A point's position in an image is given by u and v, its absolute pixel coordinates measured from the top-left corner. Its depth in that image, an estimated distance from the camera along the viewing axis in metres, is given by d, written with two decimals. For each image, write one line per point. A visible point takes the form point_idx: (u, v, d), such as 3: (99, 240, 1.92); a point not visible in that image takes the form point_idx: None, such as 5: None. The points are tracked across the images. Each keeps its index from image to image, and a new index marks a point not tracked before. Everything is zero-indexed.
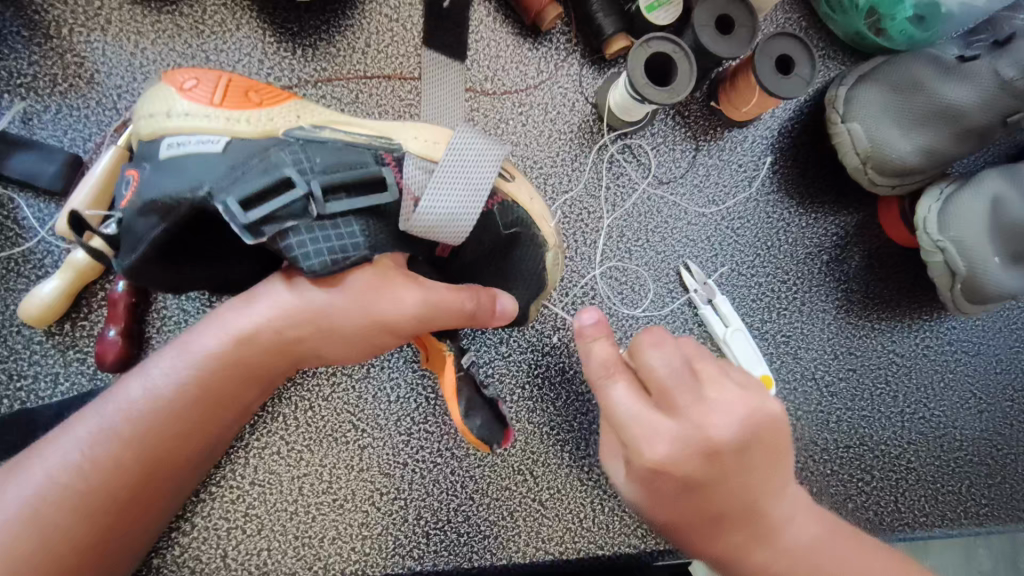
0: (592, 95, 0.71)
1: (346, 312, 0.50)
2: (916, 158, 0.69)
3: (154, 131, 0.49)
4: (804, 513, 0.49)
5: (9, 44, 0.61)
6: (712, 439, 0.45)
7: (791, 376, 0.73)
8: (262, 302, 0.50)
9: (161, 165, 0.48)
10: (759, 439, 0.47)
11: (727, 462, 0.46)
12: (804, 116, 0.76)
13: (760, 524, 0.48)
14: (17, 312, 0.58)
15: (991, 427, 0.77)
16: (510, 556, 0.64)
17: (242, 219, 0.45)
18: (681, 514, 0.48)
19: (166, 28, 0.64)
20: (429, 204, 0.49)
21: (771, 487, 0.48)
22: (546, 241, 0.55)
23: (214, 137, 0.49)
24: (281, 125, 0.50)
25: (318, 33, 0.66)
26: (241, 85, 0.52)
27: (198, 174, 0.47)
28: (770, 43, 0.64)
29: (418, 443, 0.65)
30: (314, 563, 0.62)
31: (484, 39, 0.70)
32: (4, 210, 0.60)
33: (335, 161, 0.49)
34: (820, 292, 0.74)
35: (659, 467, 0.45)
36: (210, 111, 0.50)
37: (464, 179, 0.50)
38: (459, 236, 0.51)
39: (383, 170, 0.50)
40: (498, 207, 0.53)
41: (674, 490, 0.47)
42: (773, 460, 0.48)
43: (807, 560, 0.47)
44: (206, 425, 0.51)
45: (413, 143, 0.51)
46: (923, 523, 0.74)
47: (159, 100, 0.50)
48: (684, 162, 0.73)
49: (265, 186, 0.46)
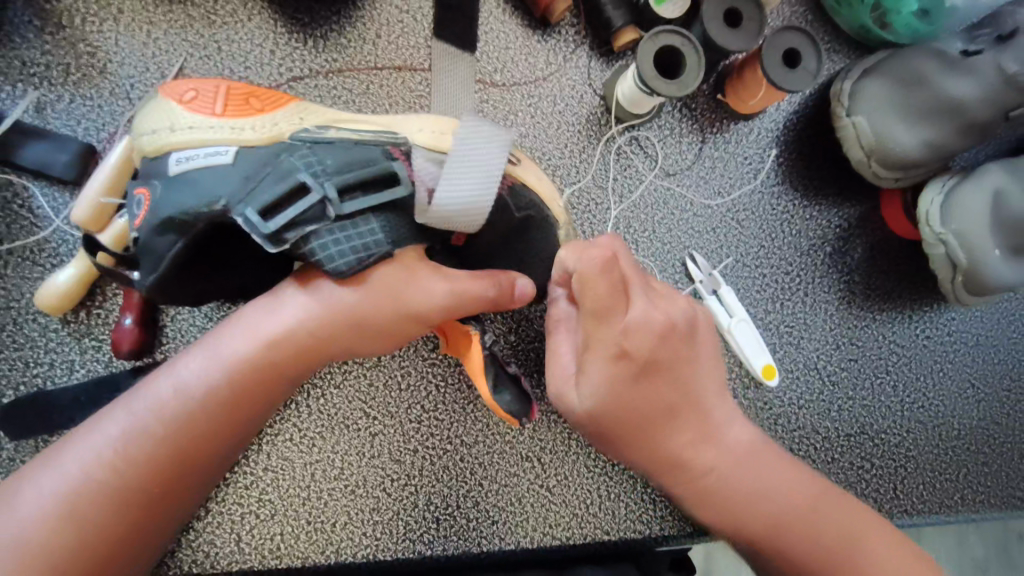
0: (600, 87, 0.72)
1: (375, 311, 0.51)
2: (919, 152, 0.70)
3: (160, 147, 0.50)
4: (751, 429, 0.55)
5: (21, 34, 0.61)
6: (664, 319, 0.51)
7: (794, 365, 0.74)
8: (292, 305, 0.51)
9: (172, 181, 0.48)
10: (697, 335, 0.54)
11: (675, 347, 0.51)
12: (809, 109, 0.77)
13: (716, 429, 0.53)
14: (33, 300, 0.59)
15: (988, 416, 0.78)
16: (518, 540, 0.66)
17: (265, 229, 0.46)
18: (637, 410, 0.51)
19: (178, 18, 0.64)
20: (444, 193, 0.50)
21: (719, 396, 0.54)
22: (555, 219, 0.56)
23: (221, 147, 0.49)
24: (284, 129, 0.51)
25: (329, 23, 0.67)
26: (240, 92, 0.53)
27: (212, 186, 0.47)
28: (777, 37, 0.65)
29: (428, 430, 0.66)
30: (327, 547, 0.63)
31: (493, 31, 0.70)
32: (19, 199, 0.60)
33: (346, 160, 0.49)
34: (822, 283, 0.75)
35: (625, 348, 0.50)
36: (215, 122, 0.50)
37: (477, 167, 0.51)
38: (474, 223, 0.52)
39: (393, 164, 0.50)
40: (508, 194, 0.54)
41: (633, 381, 0.50)
42: (712, 364, 0.54)
43: (760, 464, 0.53)
44: (235, 422, 0.51)
45: (419, 135, 0.52)
46: (920, 509, 0.75)
47: (159, 115, 0.51)
48: (691, 154, 0.74)
49: (283, 194, 0.47)
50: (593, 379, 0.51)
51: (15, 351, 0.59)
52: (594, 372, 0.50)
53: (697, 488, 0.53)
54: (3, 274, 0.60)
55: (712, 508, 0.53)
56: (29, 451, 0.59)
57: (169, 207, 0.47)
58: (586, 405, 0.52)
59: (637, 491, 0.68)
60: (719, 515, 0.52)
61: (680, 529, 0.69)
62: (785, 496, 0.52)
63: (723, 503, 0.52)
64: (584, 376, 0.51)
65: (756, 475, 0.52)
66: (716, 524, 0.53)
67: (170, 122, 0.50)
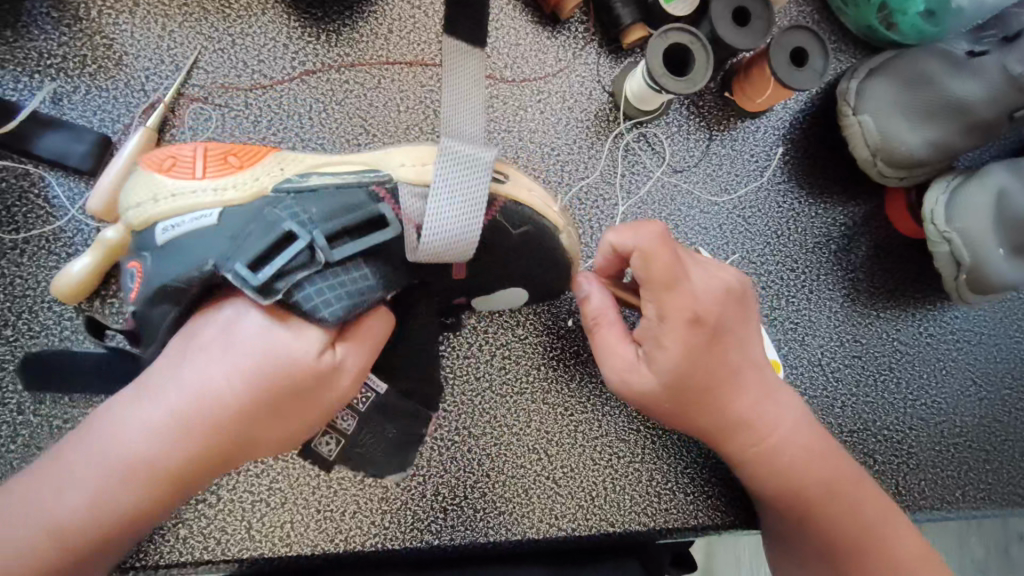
0: (609, 84, 0.73)
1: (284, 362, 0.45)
2: (925, 152, 0.70)
3: (143, 218, 0.48)
4: (789, 392, 0.62)
5: (38, 26, 0.62)
6: (723, 289, 0.57)
7: (798, 361, 0.75)
8: (189, 371, 0.44)
9: (160, 253, 0.47)
10: (746, 301, 0.59)
11: (733, 315, 0.57)
12: (816, 108, 0.77)
13: (766, 392, 0.59)
14: (49, 288, 0.60)
15: (990, 414, 0.79)
16: (524, 531, 0.66)
17: (255, 282, 0.44)
18: (709, 375, 0.56)
19: (193, 11, 0.65)
20: (430, 229, 0.48)
21: (765, 362, 0.61)
22: (556, 226, 0.55)
23: (206, 211, 0.48)
24: (267, 183, 0.49)
25: (342, 18, 0.67)
26: (218, 151, 0.51)
27: (198, 256, 0.46)
28: (785, 36, 0.66)
29: (436, 421, 0.67)
30: (336, 536, 0.64)
31: (504, 27, 0.71)
32: (36, 189, 0.61)
33: (333, 208, 0.48)
34: (827, 280, 0.76)
35: (701, 316, 0.55)
36: (196, 184, 0.49)
37: (462, 199, 0.49)
38: (466, 253, 0.50)
39: (380, 206, 0.49)
40: (501, 211, 0.52)
41: (705, 348, 0.55)
42: (755, 329, 0.60)
43: (804, 426, 0.60)
44: (156, 498, 0.43)
45: (405, 171, 0.51)
46: (923, 505, 0.75)
47: (139, 186, 0.49)
48: (698, 152, 0.74)
49: (270, 244, 0.45)
50: (669, 350, 0.55)
51: (31, 338, 0.60)
52: (672, 343, 0.55)
53: (755, 446, 0.59)
54: (19, 262, 0.60)
55: (767, 464, 0.59)
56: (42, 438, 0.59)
57: (164, 278, 0.47)
58: (660, 374, 0.56)
59: (641, 484, 0.69)
60: (776, 472, 0.59)
61: (684, 522, 0.69)
62: (823, 451, 0.60)
63: (780, 460, 0.59)
64: (655, 347, 0.56)
65: (802, 430, 0.60)
66: (769, 479, 0.60)
67: (153, 191, 0.49)
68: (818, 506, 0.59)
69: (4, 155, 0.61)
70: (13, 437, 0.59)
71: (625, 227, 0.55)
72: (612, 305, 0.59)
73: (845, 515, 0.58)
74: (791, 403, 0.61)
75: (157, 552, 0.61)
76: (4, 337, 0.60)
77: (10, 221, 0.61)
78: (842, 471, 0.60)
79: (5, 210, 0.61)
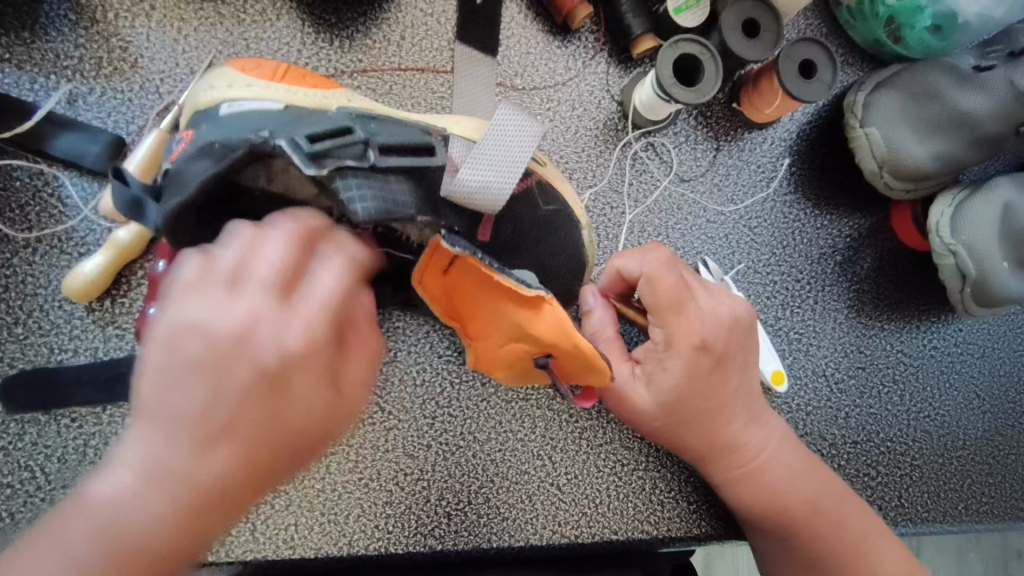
0: (618, 93, 0.73)
1: (290, 419, 0.37)
2: (931, 163, 0.71)
3: (213, 98, 0.50)
4: (776, 417, 0.63)
5: (56, 27, 0.63)
6: (733, 318, 0.58)
7: (802, 371, 0.75)
8: (167, 439, 0.34)
9: (220, 121, 0.48)
10: (748, 331, 0.60)
11: (736, 343, 0.58)
12: (823, 120, 0.78)
13: (756, 414, 0.61)
14: (60, 287, 0.60)
15: (992, 427, 0.79)
16: (528, 537, 0.66)
17: (306, 149, 0.45)
18: (702, 400, 0.57)
19: (208, 15, 0.65)
20: (471, 170, 0.49)
21: (756, 388, 0.61)
22: (579, 216, 0.58)
23: (272, 102, 0.50)
24: (333, 101, 0.52)
25: (355, 24, 0.68)
26: (296, 71, 0.55)
27: (261, 124, 0.47)
28: (793, 48, 0.66)
29: (442, 426, 0.67)
30: (340, 540, 0.63)
31: (515, 35, 0.72)
32: (49, 188, 0.62)
33: (390, 127, 0.50)
34: (832, 291, 0.76)
35: (706, 343, 0.56)
36: (271, 83, 0.52)
37: (502, 152, 0.50)
38: (495, 207, 0.50)
39: (432, 139, 0.51)
40: (536, 187, 0.54)
41: (708, 373, 0.57)
42: (754, 355, 0.61)
43: (790, 451, 0.61)
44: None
45: (455, 127, 0.54)
46: (925, 518, 0.75)
47: (217, 77, 0.52)
48: (705, 161, 0.75)
49: (330, 129, 0.47)
50: (672, 374, 0.56)
51: (41, 337, 0.60)
52: (674, 368, 0.56)
53: (744, 465, 0.60)
54: (31, 261, 0.61)
55: (755, 484, 0.60)
56: (49, 436, 0.59)
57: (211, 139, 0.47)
58: (658, 396, 0.57)
59: (645, 491, 0.69)
60: (767, 493, 0.60)
61: (687, 531, 0.70)
62: (808, 471, 0.61)
63: (767, 481, 0.60)
64: (659, 369, 0.57)
65: (788, 451, 0.61)
66: (756, 499, 0.60)
67: (228, 81, 0.51)
68: (801, 527, 0.60)
69: (20, 155, 0.61)
70: (21, 435, 0.59)
71: (636, 253, 0.59)
72: (612, 323, 0.60)
73: (829, 531, 0.60)
74: (777, 426, 0.62)
75: None
76: (14, 335, 0.60)
77: (23, 220, 0.61)
78: (827, 490, 0.61)
79: (19, 209, 0.61)
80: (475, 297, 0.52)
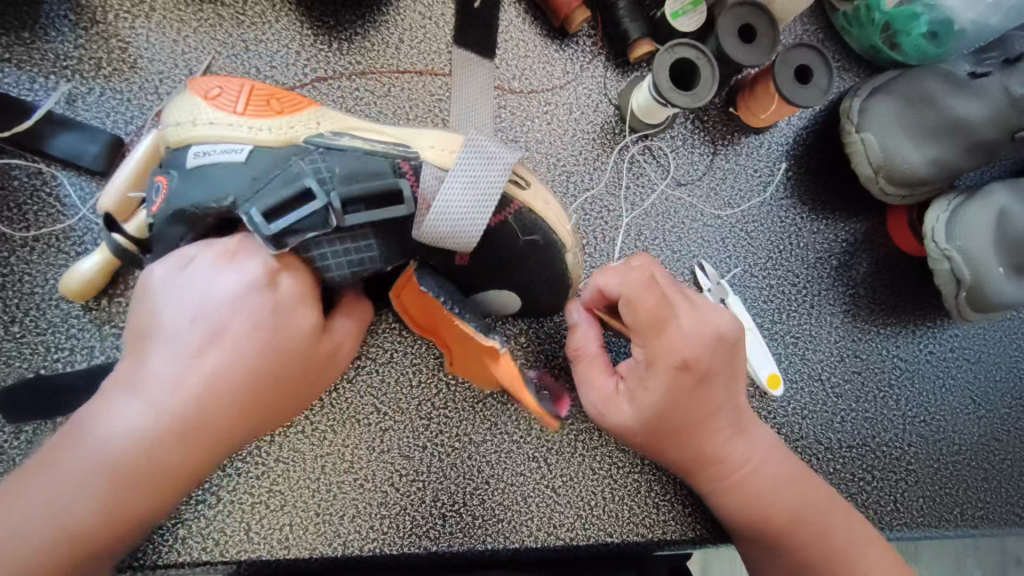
0: (615, 97, 0.74)
1: (282, 319, 0.48)
2: (927, 169, 0.71)
3: (182, 139, 0.51)
4: (762, 429, 0.63)
5: (56, 27, 0.63)
6: (717, 335, 0.58)
7: (798, 375, 0.75)
8: (200, 323, 0.46)
9: (187, 175, 0.50)
10: (735, 346, 0.59)
11: (720, 359, 0.58)
12: (819, 125, 0.78)
13: (740, 428, 0.61)
14: (57, 286, 0.60)
15: (988, 432, 0.79)
16: (522, 539, 0.66)
17: (266, 230, 0.46)
18: (686, 416, 0.57)
19: (208, 17, 0.66)
20: (440, 213, 0.49)
21: (741, 401, 0.61)
22: (564, 243, 0.55)
23: (238, 145, 0.50)
24: (299, 132, 0.51)
25: (354, 27, 0.68)
26: (264, 91, 0.54)
27: (221, 184, 0.49)
28: (790, 54, 0.67)
29: (437, 427, 0.67)
30: (334, 540, 0.63)
31: (513, 39, 0.72)
32: (47, 188, 0.62)
33: (354, 169, 0.49)
34: (828, 296, 0.77)
35: (688, 361, 0.56)
36: (233, 119, 0.51)
37: (471, 189, 0.50)
38: (467, 246, 0.51)
39: (400, 181, 0.49)
40: (512, 218, 0.53)
41: (689, 391, 0.57)
42: (740, 368, 0.61)
43: (775, 463, 0.61)
44: (183, 454, 0.44)
45: (429, 154, 0.51)
46: (921, 522, 0.75)
47: (182, 109, 0.52)
48: (702, 165, 0.75)
49: (288, 196, 0.47)
50: (654, 392, 0.56)
51: (38, 335, 0.60)
52: (655, 386, 0.56)
53: (729, 477, 0.60)
54: (29, 260, 0.61)
55: (741, 495, 0.60)
56: (46, 434, 0.59)
57: (183, 202, 0.49)
58: (641, 413, 0.57)
59: (640, 494, 0.69)
60: (750, 503, 0.60)
61: (682, 535, 0.70)
62: (794, 481, 0.62)
63: (751, 493, 0.60)
64: (641, 386, 0.57)
65: (773, 461, 0.62)
66: (742, 508, 0.60)
67: (192, 116, 0.51)
68: (786, 537, 0.60)
69: (18, 154, 0.62)
70: (16, 433, 0.59)
71: (617, 270, 0.60)
72: (596, 339, 0.62)
73: (816, 539, 0.60)
74: (762, 436, 0.62)
75: (155, 551, 0.60)
76: (10, 333, 0.60)
77: (21, 219, 0.61)
78: (813, 499, 0.61)
79: (16, 208, 0.61)
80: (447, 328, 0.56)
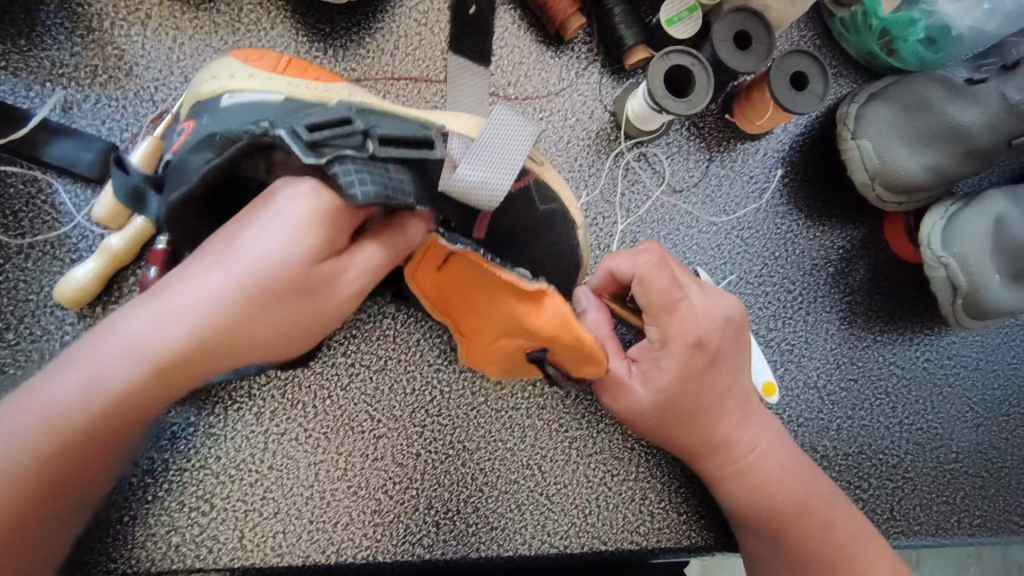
0: (611, 104, 0.74)
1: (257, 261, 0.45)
2: (924, 176, 0.71)
3: (217, 89, 0.52)
4: (768, 414, 0.64)
5: (52, 35, 0.63)
6: (727, 315, 0.59)
7: (795, 383, 0.75)
8: (210, 274, 0.44)
9: (221, 112, 0.50)
10: (740, 329, 0.60)
11: (730, 341, 0.59)
12: (815, 132, 0.78)
13: (748, 412, 0.61)
14: (52, 293, 0.61)
15: (986, 440, 0.79)
16: (516, 547, 0.66)
17: (304, 137, 0.45)
18: (696, 399, 0.58)
19: (203, 24, 0.66)
20: (470, 167, 0.50)
21: (749, 385, 0.62)
22: (578, 221, 0.58)
23: (274, 93, 0.51)
24: (335, 94, 0.53)
25: (349, 34, 0.69)
26: (300, 65, 0.57)
27: (258, 113, 0.49)
28: (786, 60, 0.66)
29: (432, 434, 0.67)
30: (327, 548, 0.63)
31: (508, 45, 0.72)
32: (42, 195, 0.62)
33: (388, 118, 0.50)
34: (824, 303, 0.76)
35: (702, 340, 0.57)
36: (274, 76, 0.53)
37: (500, 150, 0.51)
38: (492, 204, 0.51)
39: (431, 133, 0.51)
40: (533, 185, 0.54)
41: (702, 372, 0.58)
42: (745, 352, 0.62)
43: (780, 448, 0.63)
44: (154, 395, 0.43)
45: (455, 125, 0.54)
46: (917, 531, 0.75)
47: (223, 68, 0.54)
48: (698, 171, 0.75)
49: (327, 118, 0.47)
50: (667, 373, 0.57)
51: (32, 342, 0.60)
52: (668, 365, 0.57)
53: (737, 463, 0.61)
54: (24, 267, 0.61)
55: (747, 483, 0.61)
56: None
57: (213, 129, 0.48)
58: (656, 396, 0.57)
59: (634, 502, 0.69)
60: (756, 492, 0.61)
61: (676, 543, 0.70)
62: (799, 468, 0.63)
63: (757, 481, 0.61)
64: (657, 367, 0.57)
65: (778, 448, 0.63)
66: (748, 499, 0.61)
67: (231, 72, 0.53)
68: (789, 528, 0.61)
69: (14, 161, 0.62)
70: None
71: (627, 253, 0.59)
72: (606, 321, 0.59)
73: (818, 533, 0.61)
74: (767, 425, 0.63)
75: (148, 558, 0.60)
76: (5, 341, 0.60)
77: (16, 226, 0.61)
78: (816, 489, 0.63)
79: (11, 215, 0.61)
80: (472, 293, 0.54)
